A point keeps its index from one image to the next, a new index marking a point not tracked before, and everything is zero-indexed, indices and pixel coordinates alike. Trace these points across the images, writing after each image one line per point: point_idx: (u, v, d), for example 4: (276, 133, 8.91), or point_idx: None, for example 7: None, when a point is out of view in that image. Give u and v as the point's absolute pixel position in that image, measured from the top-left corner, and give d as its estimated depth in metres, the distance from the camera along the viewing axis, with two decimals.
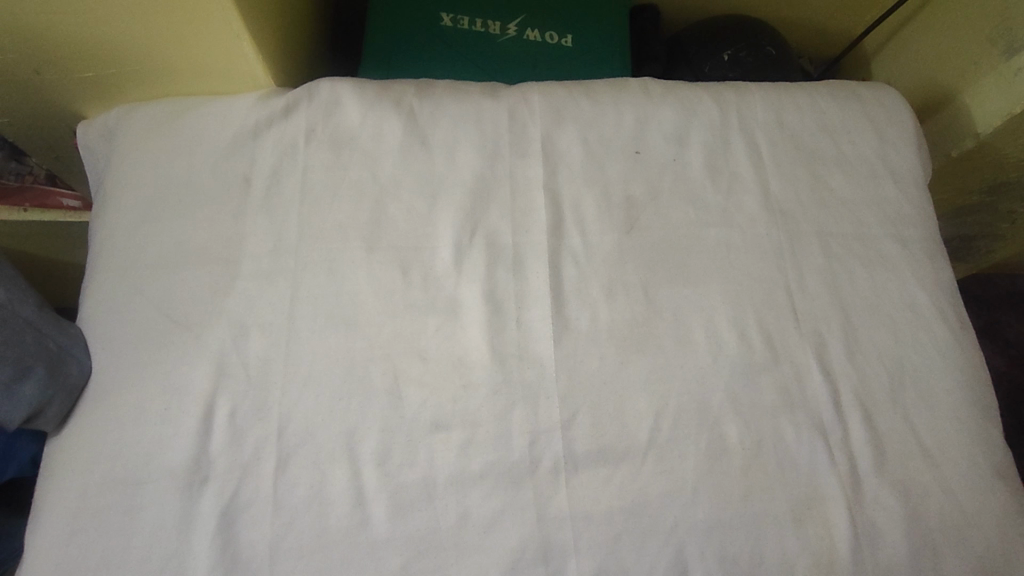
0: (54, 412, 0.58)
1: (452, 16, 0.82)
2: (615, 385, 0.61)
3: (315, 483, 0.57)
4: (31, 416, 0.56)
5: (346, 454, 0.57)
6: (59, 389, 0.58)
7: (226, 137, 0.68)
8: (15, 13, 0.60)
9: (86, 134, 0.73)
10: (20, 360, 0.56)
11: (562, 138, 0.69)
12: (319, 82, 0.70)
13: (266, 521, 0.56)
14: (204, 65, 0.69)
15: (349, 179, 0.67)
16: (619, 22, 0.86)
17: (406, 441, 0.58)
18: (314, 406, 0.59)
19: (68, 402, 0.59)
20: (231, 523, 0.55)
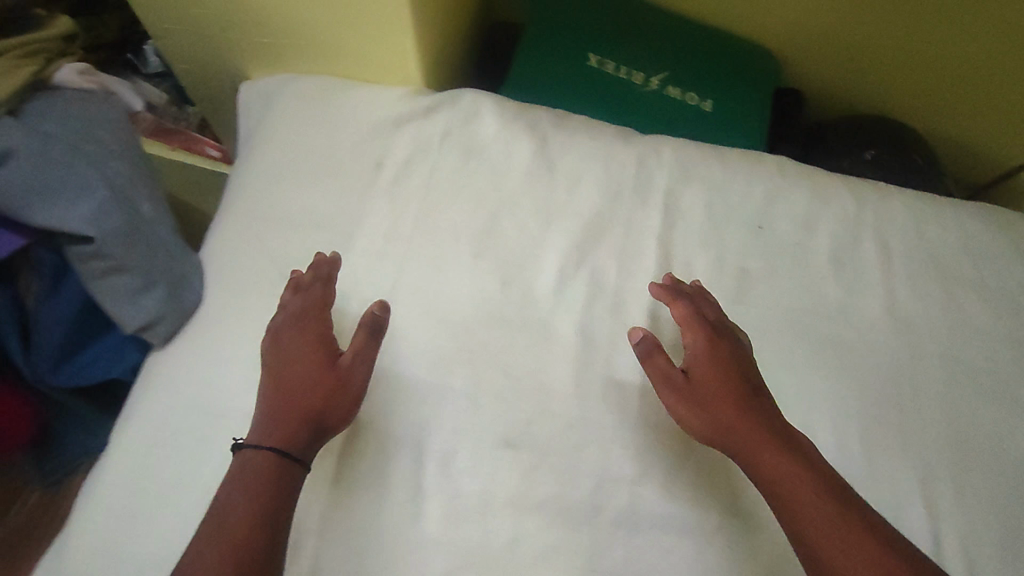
0: (163, 329, 0.61)
1: (599, 58, 0.82)
2: (691, 452, 0.58)
3: (378, 463, 0.56)
4: (143, 326, 0.60)
5: (412, 445, 0.57)
6: (172, 308, 0.61)
7: (370, 121, 0.72)
8: None
9: (247, 92, 0.80)
10: (149, 272, 0.60)
11: (685, 194, 0.69)
12: (465, 91, 0.73)
13: (331, 486, 0.55)
14: (365, 53, 0.74)
15: (472, 186, 0.69)
16: (761, 97, 0.85)
17: (470, 447, 0.57)
18: (391, 392, 0.59)
19: (177, 324, 0.61)
20: (296, 478, 0.55)
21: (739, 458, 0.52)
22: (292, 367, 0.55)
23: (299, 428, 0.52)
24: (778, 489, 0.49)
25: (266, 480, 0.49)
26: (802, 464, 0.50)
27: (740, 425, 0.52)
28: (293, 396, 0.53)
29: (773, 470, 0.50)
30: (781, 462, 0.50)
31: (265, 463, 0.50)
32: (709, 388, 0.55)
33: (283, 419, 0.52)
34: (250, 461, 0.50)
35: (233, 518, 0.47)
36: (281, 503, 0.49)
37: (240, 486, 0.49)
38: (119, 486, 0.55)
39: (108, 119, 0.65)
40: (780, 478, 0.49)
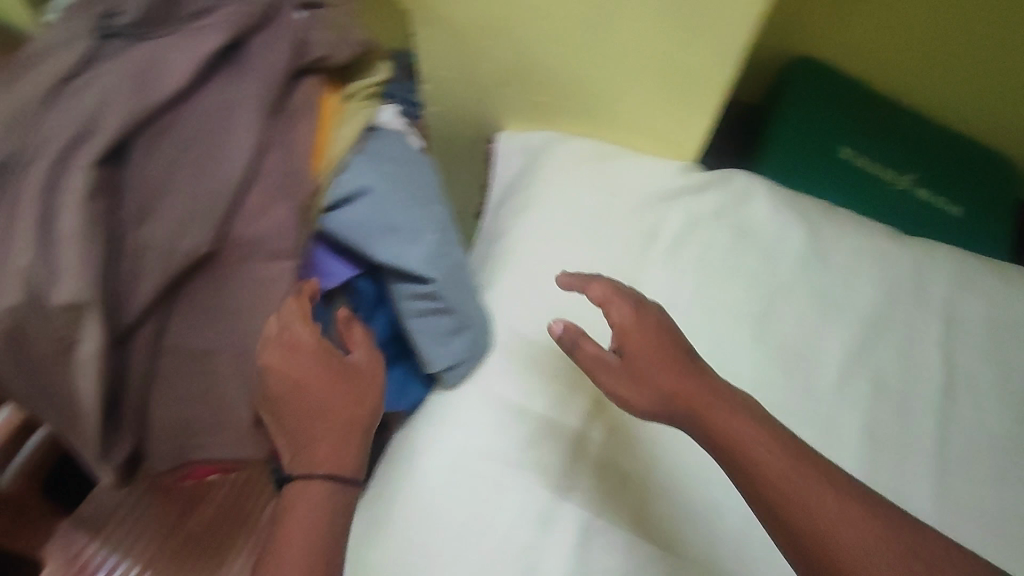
0: (463, 370, 0.64)
1: (852, 149, 0.84)
2: None
3: (671, 534, 0.60)
4: (449, 366, 0.63)
5: (704, 527, 0.61)
6: (474, 352, 0.64)
7: (645, 191, 0.74)
8: (542, 40, 0.70)
9: (506, 143, 0.83)
10: (462, 316, 0.63)
11: (966, 305, 0.69)
12: (736, 173, 0.75)
13: (621, 549, 0.59)
14: (641, 124, 0.74)
15: (745, 269, 0.71)
16: (1008, 207, 0.84)
17: (744, 518, 0.61)
18: (675, 466, 0.63)
19: (472, 365, 0.65)
20: (590, 536, 0.59)
21: (672, 403, 0.53)
22: (288, 370, 0.55)
23: (339, 450, 0.57)
24: (705, 417, 0.51)
25: (318, 503, 0.55)
26: (749, 413, 0.51)
27: (754, 424, 0.50)
28: (302, 429, 0.57)
29: (757, 452, 0.48)
30: (684, 382, 0.53)
31: (308, 499, 0.55)
32: (696, 380, 0.53)
33: (315, 448, 0.57)
34: (303, 495, 0.55)
35: (289, 553, 0.53)
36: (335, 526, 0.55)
37: (307, 511, 0.55)
38: (414, 523, 0.59)
39: (417, 161, 0.67)
40: (743, 439, 0.49)
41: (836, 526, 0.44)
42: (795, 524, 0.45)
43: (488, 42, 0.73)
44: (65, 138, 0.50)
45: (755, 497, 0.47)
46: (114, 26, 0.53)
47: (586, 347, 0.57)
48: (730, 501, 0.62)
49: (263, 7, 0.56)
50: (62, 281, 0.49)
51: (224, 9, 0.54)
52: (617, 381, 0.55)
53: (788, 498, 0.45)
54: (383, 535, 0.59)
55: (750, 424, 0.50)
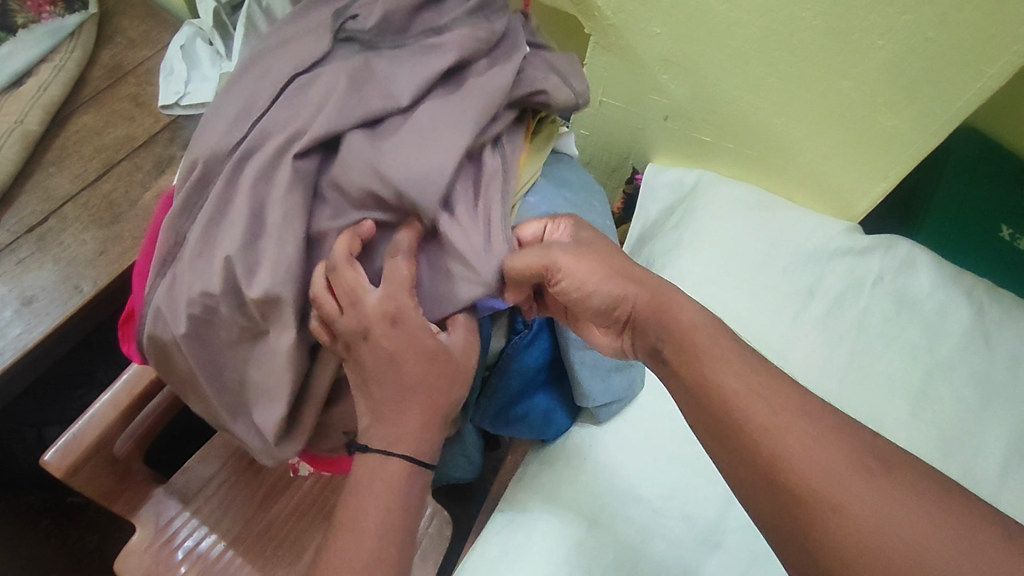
0: (615, 409, 0.64)
1: (1012, 232, 0.80)
2: None
3: None
4: (606, 403, 0.63)
5: None
6: (628, 392, 0.64)
7: (806, 247, 0.73)
8: (726, 82, 0.70)
9: (655, 176, 0.82)
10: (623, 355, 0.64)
11: None
12: (901, 240, 0.73)
13: None
14: (810, 179, 0.74)
15: (906, 339, 0.68)
16: None
17: None
18: None
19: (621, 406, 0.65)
20: None
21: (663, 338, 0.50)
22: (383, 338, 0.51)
23: (421, 434, 0.53)
24: (688, 350, 0.48)
25: (393, 488, 0.52)
26: (701, 310, 0.50)
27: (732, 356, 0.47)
28: (387, 402, 0.53)
29: (734, 399, 0.44)
30: (685, 311, 0.50)
31: (376, 471, 0.52)
32: (697, 325, 0.49)
33: (389, 425, 0.53)
34: (380, 471, 0.52)
35: (366, 532, 0.50)
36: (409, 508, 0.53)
37: (378, 499, 0.52)
38: (549, 559, 0.58)
39: (593, 194, 0.66)
40: (727, 397, 0.45)
41: (845, 497, 0.39)
42: (791, 489, 0.41)
43: (666, 77, 0.74)
44: (289, 135, 0.51)
45: (730, 451, 0.45)
46: (351, 33, 0.54)
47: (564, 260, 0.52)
48: None
49: (500, 35, 0.55)
50: (266, 273, 0.50)
51: (458, 34, 0.53)
52: (574, 267, 0.52)
53: (778, 450, 0.42)
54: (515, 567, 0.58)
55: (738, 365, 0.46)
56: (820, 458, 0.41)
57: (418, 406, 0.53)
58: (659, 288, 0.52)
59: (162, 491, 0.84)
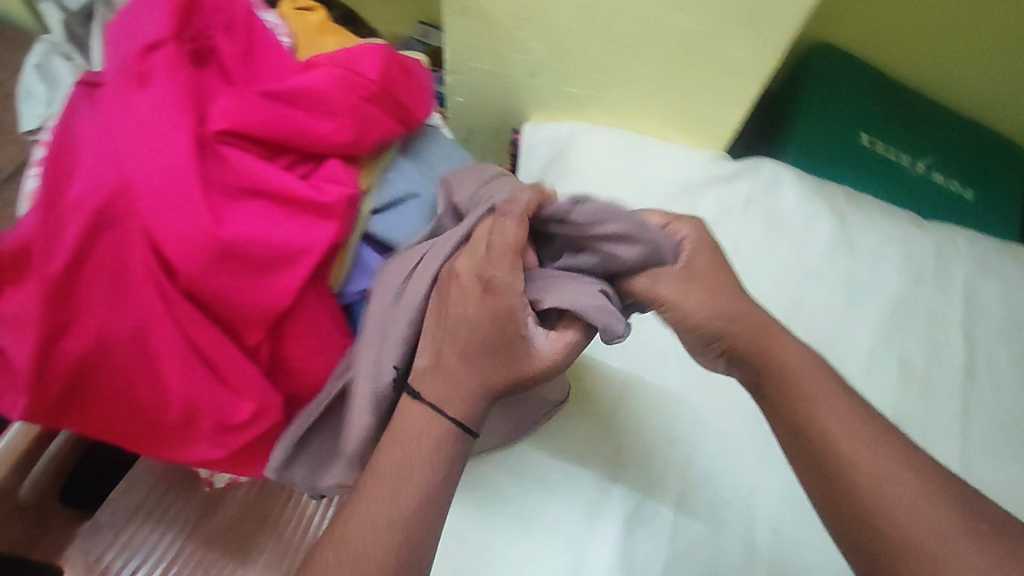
0: None
1: (870, 137, 0.86)
2: None
3: (715, 519, 0.57)
4: None
5: (743, 506, 0.58)
6: None
7: (676, 182, 0.76)
8: (578, 32, 0.70)
9: (532, 134, 0.83)
10: None
11: (984, 289, 0.71)
12: (765, 161, 0.77)
13: (664, 540, 0.56)
14: (675, 117, 0.77)
15: (775, 255, 0.72)
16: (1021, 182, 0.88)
17: (778, 507, 0.58)
18: (712, 449, 0.60)
19: None
20: (635, 526, 0.56)
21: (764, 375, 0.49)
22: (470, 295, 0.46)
23: (478, 396, 0.46)
24: (780, 371, 0.48)
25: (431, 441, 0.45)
26: (814, 361, 0.49)
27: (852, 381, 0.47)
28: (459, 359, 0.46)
29: (819, 425, 0.45)
30: (792, 352, 0.49)
31: (427, 420, 0.45)
32: (793, 353, 0.49)
33: (447, 380, 0.46)
34: (425, 428, 0.45)
35: (408, 487, 0.43)
36: (449, 476, 0.45)
37: (415, 453, 0.44)
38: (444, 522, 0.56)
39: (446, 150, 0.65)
40: (821, 431, 0.45)
41: (940, 540, 0.39)
42: (884, 524, 0.41)
43: (524, 34, 0.74)
44: None
45: (818, 474, 0.44)
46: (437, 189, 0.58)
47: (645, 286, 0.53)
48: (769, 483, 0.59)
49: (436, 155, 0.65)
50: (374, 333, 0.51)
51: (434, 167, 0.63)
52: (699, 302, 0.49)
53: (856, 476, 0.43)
54: None
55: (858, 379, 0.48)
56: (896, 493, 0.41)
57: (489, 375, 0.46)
58: (764, 323, 0.50)
59: (87, 528, 0.81)
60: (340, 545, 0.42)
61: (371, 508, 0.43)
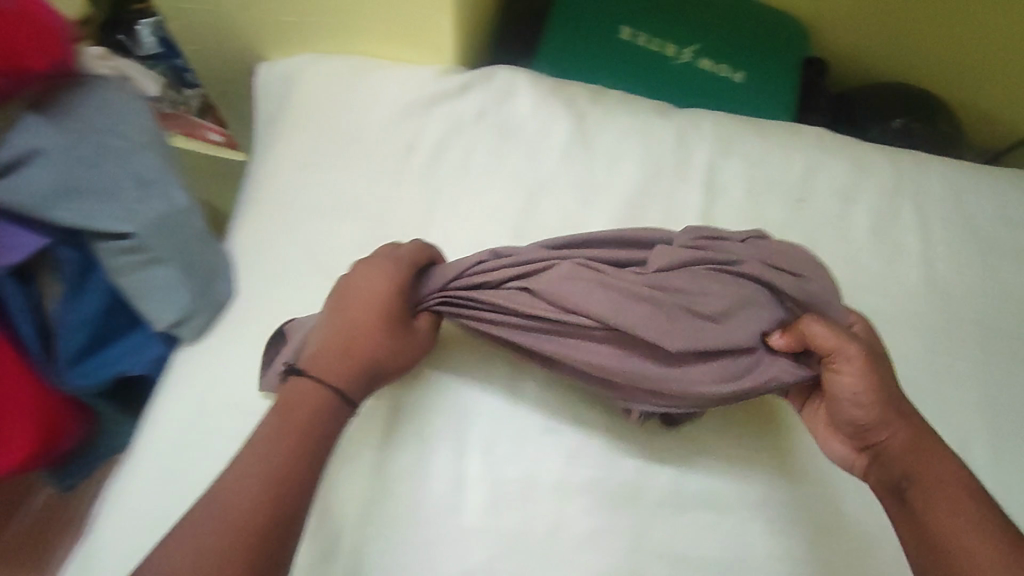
0: (196, 324, 0.59)
1: (630, 30, 0.80)
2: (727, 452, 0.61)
3: (419, 457, 0.58)
4: (178, 321, 0.58)
5: (451, 438, 0.59)
6: (204, 303, 0.59)
7: (400, 102, 0.70)
8: None
9: (267, 73, 0.75)
10: (189, 264, 0.58)
11: (726, 170, 0.68)
12: (498, 69, 0.71)
13: (368, 481, 0.57)
14: (394, 34, 0.70)
15: (508, 167, 0.68)
16: (791, 56, 0.84)
17: (484, 435, 0.59)
18: (422, 390, 0.60)
19: (209, 318, 0.61)
20: (336, 474, 0.57)
21: (910, 484, 0.50)
22: (358, 288, 0.56)
23: (355, 376, 0.53)
24: (924, 461, 0.50)
25: (310, 416, 0.50)
26: (959, 469, 0.50)
27: (891, 429, 0.51)
28: (344, 334, 0.54)
29: (948, 526, 0.46)
30: (937, 462, 0.50)
31: (312, 394, 0.51)
32: (933, 454, 0.50)
33: (337, 355, 0.53)
34: (305, 395, 0.51)
35: (278, 455, 0.47)
36: (315, 449, 0.49)
37: (291, 422, 0.49)
38: (149, 493, 0.57)
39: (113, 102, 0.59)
40: (933, 528, 0.47)
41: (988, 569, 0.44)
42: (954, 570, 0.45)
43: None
44: None
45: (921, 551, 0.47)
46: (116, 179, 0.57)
47: (851, 366, 0.51)
48: (477, 412, 0.60)
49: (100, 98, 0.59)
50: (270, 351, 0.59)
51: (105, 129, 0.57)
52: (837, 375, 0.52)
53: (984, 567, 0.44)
54: (117, 507, 0.58)
55: (863, 410, 0.51)
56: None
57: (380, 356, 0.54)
58: (917, 426, 0.52)
59: None
60: (198, 522, 0.44)
61: (235, 484, 0.46)
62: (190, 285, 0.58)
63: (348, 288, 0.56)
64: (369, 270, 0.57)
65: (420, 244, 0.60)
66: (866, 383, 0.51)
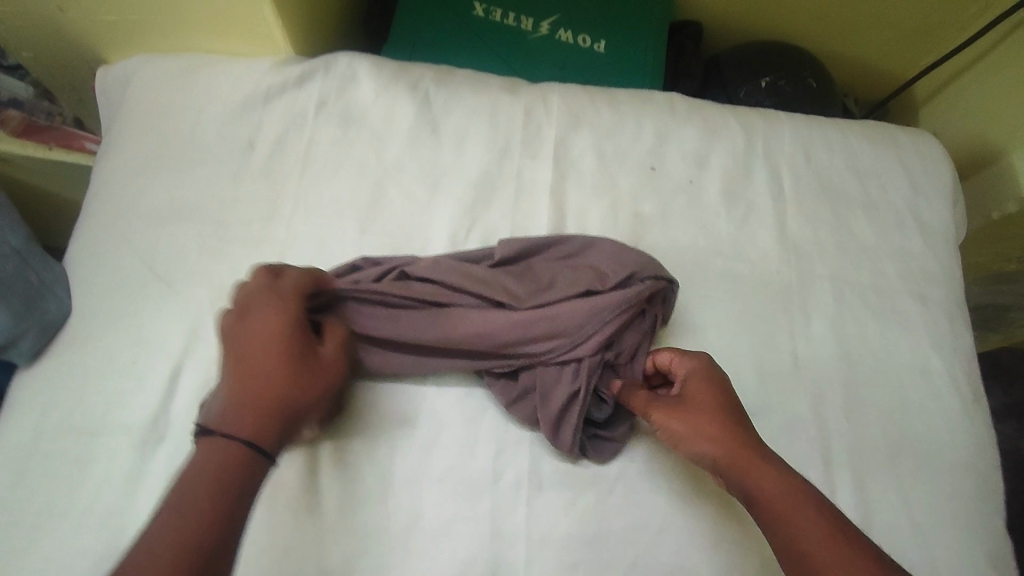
0: (26, 346, 0.57)
1: (485, 6, 0.80)
2: None
3: None
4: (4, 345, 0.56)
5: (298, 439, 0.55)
6: (34, 323, 0.58)
7: (237, 97, 0.68)
8: None
9: (104, 77, 0.71)
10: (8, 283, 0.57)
11: (576, 143, 0.67)
12: (337, 55, 0.69)
13: None
14: (226, 27, 0.67)
15: (353, 156, 0.66)
16: (655, 18, 0.83)
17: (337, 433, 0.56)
18: None
19: (42, 339, 0.59)
20: None
21: (752, 504, 0.47)
22: (254, 326, 0.49)
23: (276, 422, 0.46)
24: (762, 492, 0.46)
25: (228, 480, 0.42)
26: (788, 480, 0.47)
27: (734, 465, 0.48)
28: (253, 387, 0.46)
29: (809, 549, 0.43)
30: (763, 476, 0.47)
31: (229, 458, 0.43)
32: (766, 476, 0.47)
33: (252, 410, 0.45)
34: (218, 455, 0.43)
35: (186, 523, 0.40)
36: (236, 515, 0.42)
37: (201, 485, 0.42)
38: None
39: None
40: (793, 553, 0.44)
41: None
42: None
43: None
44: None
45: None
46: None
47: (676, 427, 0.50)
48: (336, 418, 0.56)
49: None
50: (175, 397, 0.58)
51: None
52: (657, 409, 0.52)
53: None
54: None
55: (711, 459, 0.49)
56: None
57: (308, 394, 0.48)
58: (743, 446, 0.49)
59: None
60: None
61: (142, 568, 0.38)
62: (9, 307, 0.56)
63: (240, 338, 0.48)
64: (262, 298, 0.50)
65: (304, 270, 0.53)
66: (693, 440, 0.49)
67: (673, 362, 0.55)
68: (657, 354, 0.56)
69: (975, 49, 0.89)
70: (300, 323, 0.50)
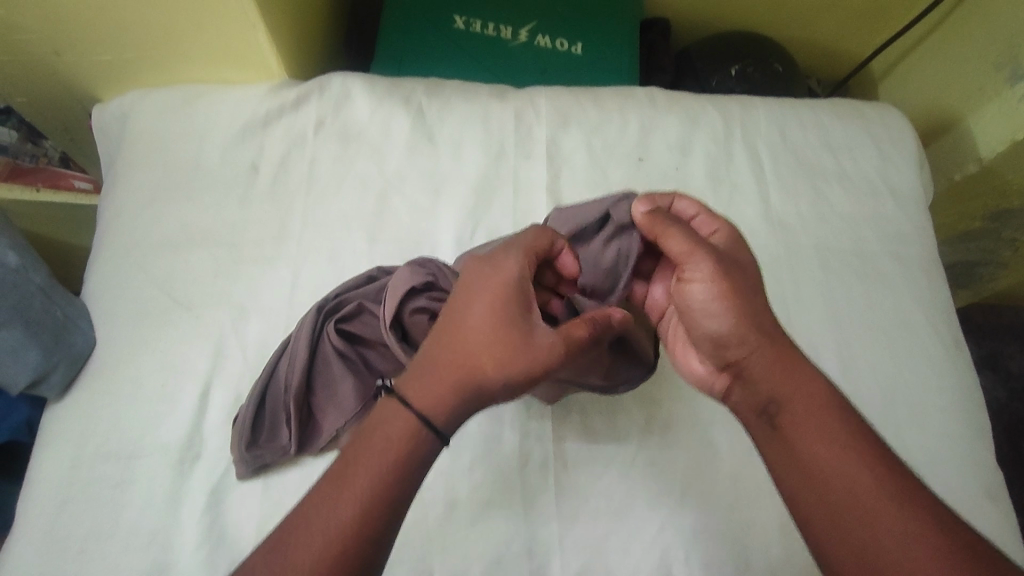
0: (56, 380, 0.59)
1: (465, 19, 0.84)
2: (610, 404, 0.61)
3: (304, 469, 0.58)
4: (34, 381, 0.58)
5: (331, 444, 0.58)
6: (63, 357, 0.60)
7: (237, 123, 0.70)
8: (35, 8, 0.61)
9: (100, 115, 0.73)
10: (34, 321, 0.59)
11: (566, 141, 0.71)
12: (331, 75, 0.71)
13: (256, 502, 0.57)
14: (220, 57, 0.69)
15: (355, 170, 0.69)
16: (628, 16, 0.86)
17: None
18: None
19: (71, 372, 0.61)
20: (219, 500, 0.57)
21: (779, 401, 0.47)
22: (479, 277, 0.47)
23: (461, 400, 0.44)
24: (788, 382, 0.47)
25: (402, 452, 0.43)
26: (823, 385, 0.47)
27: (748, 346, 0.48)
28: (456, 357, 0.45)
29: (814, 454, 0.44)
30: (800, 376, 0.47)
31: (402, 441, 0.43)
32: (805, 373, 0.47)
33: (439, 376, 0.44)
34: (387, 420, 0.44)
35: (350, 481, 0.42)
36: (404, 486, 0.43)
37: (375, 453, 0.43)
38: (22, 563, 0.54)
39: None
40: (805, 458, 0.45)
41: (890, 535, 0.41)
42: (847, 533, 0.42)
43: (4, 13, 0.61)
44: None
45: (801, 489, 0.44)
46: None
47: (699, 270, 0.49)
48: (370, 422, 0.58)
49: None
50: (200, 417, 0.60)
51: None
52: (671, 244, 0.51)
53: (865, 509, 0.42)
54: None
55: (722, 320, 0.48)
56: (886, 519, 0.41)
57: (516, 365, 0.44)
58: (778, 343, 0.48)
59: None
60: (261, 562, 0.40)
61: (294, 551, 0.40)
62: (38, 344, 0.58)
63: (462, 295, 0.47)
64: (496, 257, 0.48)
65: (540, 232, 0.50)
66: (717, 294, 0.48)
67: (697, 216, 0.54)
68: (680, 201, 0.55)
69: (928, 22, 0.94)
70: (526, 292, 0.47)
